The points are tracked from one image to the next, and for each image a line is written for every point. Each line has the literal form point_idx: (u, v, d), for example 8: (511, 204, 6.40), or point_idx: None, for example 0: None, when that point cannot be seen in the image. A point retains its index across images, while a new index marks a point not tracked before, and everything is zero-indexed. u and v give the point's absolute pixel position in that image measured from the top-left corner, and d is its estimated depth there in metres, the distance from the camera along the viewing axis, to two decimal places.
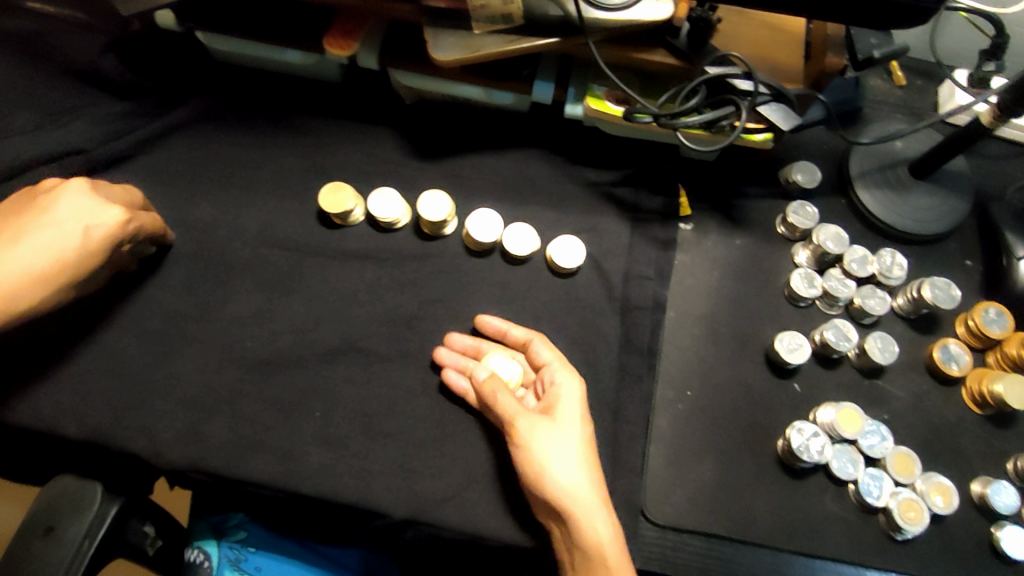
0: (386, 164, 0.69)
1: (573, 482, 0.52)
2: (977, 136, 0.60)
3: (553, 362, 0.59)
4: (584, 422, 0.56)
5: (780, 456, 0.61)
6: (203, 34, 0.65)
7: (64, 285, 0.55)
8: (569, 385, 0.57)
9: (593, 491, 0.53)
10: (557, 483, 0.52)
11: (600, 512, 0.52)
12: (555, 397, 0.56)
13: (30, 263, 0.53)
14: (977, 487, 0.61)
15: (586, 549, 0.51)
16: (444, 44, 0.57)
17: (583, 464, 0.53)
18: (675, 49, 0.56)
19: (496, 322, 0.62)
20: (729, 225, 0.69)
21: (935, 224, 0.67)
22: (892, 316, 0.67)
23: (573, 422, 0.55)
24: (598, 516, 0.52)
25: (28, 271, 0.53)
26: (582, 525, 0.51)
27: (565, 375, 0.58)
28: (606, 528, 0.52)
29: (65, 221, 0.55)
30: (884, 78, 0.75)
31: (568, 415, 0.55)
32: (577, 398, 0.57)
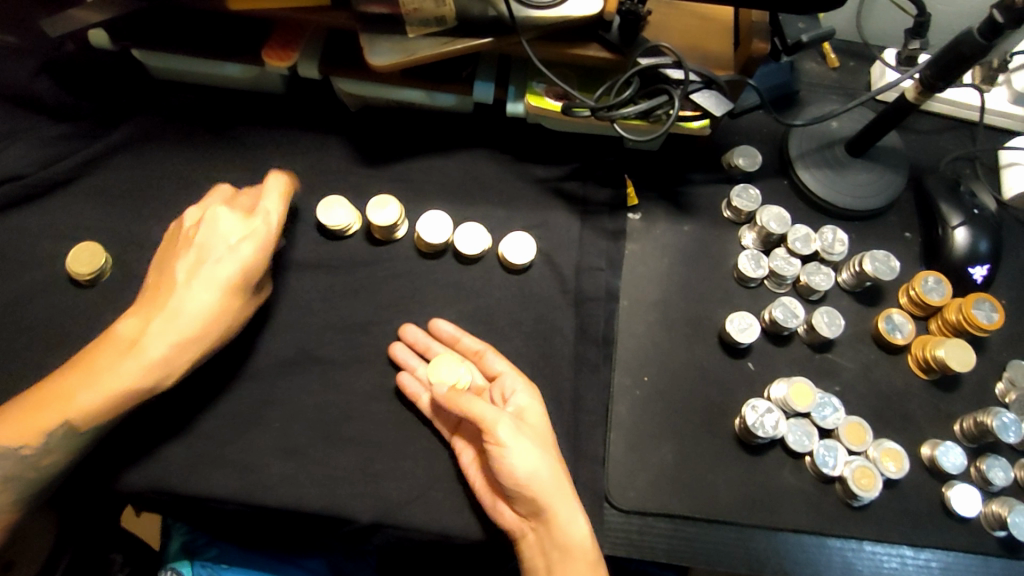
0: (335, 172, 0.69)
1: (552, 484, 0.54)
2: (905, 112, 0.62)
3: (508, 371, 0.60)
4: (547, 427, 0.58)
5: (738, 434, 0.63)
6: (139, 52, 0.64)
7: (219, 321, 0.55)
8: (527, 391, 0.59)
9: (568, 488, 0.55)
10: (544, 481, 0.53)
11: (576, 509, 0.54)
12: (517, 405, 0.58)
13: (206, 303, 0.54)
14: (926, 450, 0.64)
15: (567, 546, 0.53)
16: (379, 49, 0.57)
17: (557, 466, 0.55)
18: (608, 43, 0.57)
19: (450, 329, 0.63)
20: (676, 212, 0.70)
21: (873, 199, 0.70)
22: (838, 291, 0.69)
23: (541, 427, 0.57)
24: (573, 514, 0.54)
25: (207, 313, 0.54)
26: (560, 522, 0.53)
27: (521, 382, 0.59)
28: (584, 525, 0.54)
29: (221, 252, 0.55)
30: (818, 62, 0.77)
31: (535, 421, 0.57)
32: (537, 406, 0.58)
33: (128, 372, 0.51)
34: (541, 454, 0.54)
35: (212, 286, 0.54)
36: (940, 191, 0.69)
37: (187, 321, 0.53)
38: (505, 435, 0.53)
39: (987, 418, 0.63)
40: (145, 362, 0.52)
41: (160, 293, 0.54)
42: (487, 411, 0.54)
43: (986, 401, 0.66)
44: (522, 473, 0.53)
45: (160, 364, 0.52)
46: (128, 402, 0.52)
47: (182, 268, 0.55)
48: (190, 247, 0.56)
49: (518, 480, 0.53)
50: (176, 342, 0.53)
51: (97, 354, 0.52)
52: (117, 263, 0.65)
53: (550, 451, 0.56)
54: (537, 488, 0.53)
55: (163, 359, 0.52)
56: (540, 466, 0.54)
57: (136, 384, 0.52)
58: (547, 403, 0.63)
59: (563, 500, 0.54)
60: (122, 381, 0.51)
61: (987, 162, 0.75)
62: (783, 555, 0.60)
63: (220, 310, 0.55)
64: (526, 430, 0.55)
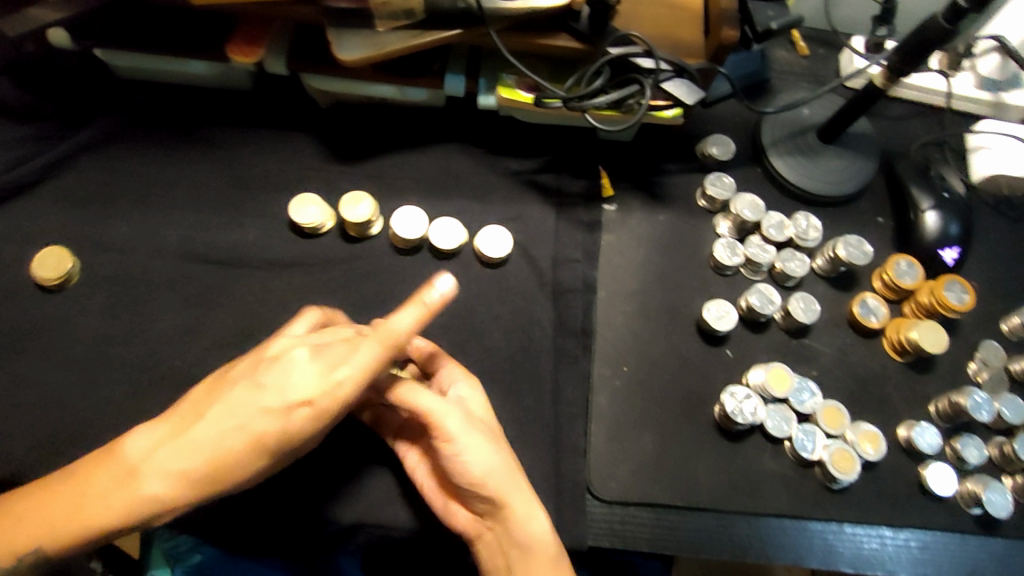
0: (307, 169, 0.68)
1: (508, 481, 0.51)
2: (874, 98, 0.63)
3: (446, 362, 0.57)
4: (491, 416, 0.55)
5: (718, 422, 0.63)
6: (101, 52, 0.63)
7: (264, 450, 0.44)
8: (468, 383, 0.56)
9: (525, 481, 0.52)
10: (502, 477, 0.50)
11: (536, 502, 0.52)
12: (458, 397, 0.55)
13: (257, 420, 0.43)
14: (902, 432, 0.64)
15: (525, 545, 0.51)
16: (348, 44, 0.56)
17: (512, 458, 0.53)
18: (578, 33, 0.56)
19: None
20: (651, 202, 0.70)
21: (845, 185, 0.70)
22: (813, 277, 0.70)
23: (486, 416, 0.54)
24: (532, 508, 0.51)
25: (250, 432, 0.42)
26: (518, 520, 0.51)
27: (461, 373, 0.56)
28: (544, 518, 0.52)
29: (306, 364, 0.44)
30: (788, 50, 0.77)
31: (483, 411, 0.54)
32: (481, 396, 0.55)
33: (96, 522, 0.41)
34: (495, 448, 0.51)
35: (357, 373, 0.44)
36: (910, 175, 0.70)
37: (253, 471, 0.44)
38: (457, 428, 0.50)
39: (960, 398, 0.63)
40: (114, 516, 0.41)
41: (217, 450, 0.42)
42: (436, 402, 0.50)
43: (960, 381, 0.67)
44: (481, 471, 0.50)
45: (138, 517, 0.42)
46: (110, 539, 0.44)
47: (242, 444, 0.42)
48: (204, 480, 0.42)
49: (472, 480, 0.50)
50: (163, 494, 0.42)
51: (99, 459, 0.43)
52: (85, 266, 0.63)
53: (503, 443, 0.53)
54: (497, 485, 0.50)
55: (134, 513, 0.42)
56: (496, 462, 0.50)
57: (155, 500, 0.42)
58: (527, 396, 0.63)
59: (523, 494, 0.51)
60: (91, 529, 0.42)
61: (955, 146, 0.76)
62: (765, 540, 0.61)
63: (221, 485, 0.43)
64: (476, 424, 0.52)
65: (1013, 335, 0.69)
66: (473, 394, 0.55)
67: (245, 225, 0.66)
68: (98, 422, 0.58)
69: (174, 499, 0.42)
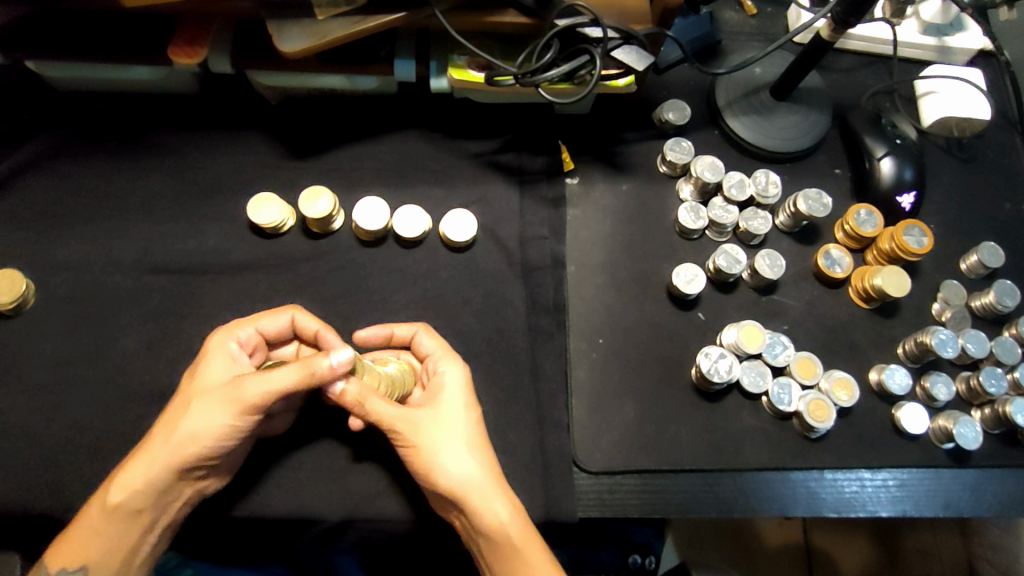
0: (262, 168, 0.67)
1: (463, 469, 0.52)
2: (822, 51, 0.63)
3: (436, 351, 0.57)
4: (470, 407, 0.56)
5: (695, 383, 0.64)
6: (35, 64, 0.61)
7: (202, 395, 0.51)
8: (453, 372, 0.56)
9: (490, 475, 0.53)
10: (453, 475, 0.52)
11: (498, 495, 0.52)
12: (438, 386, 0.56)
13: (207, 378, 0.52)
14: (873, 375, 0.66)
15: (488, 532, 0.52)
16: (289, 35, 0.55)
17: (477, 454, 0.54)
18: (524, 8, 0.56)
19: (374, 331, 0.60)
20: (613, 173, 0.70)
21: (801, 140, 0.71)
22: (777, 234, 0.71)
23: (458, 409, 0.55)
24: (494, 498, 0.52)
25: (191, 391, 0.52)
26: (478, 510, 0.52)
27: (447, 361, 0.57)
28: (508, 511, 0.52)
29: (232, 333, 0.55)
30: (736, 10, 0.78)
31: (454, 402, 0.55)
32: (459, 384, 0.56)
33: (99, 512, 0.50)
34: (449, 446, 0.53)
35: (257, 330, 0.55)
36: (863, 125, 0.71)
37: (208, 430, 0.50)
38: (404, 429, 0.53)
39: (926, 337, 0.65)
40: (110, 499, 0.50)
41: (166, 425, 0.51)
42: (385, 411, 0.53)
43: (925, 321, 0.69)
44: (431, 472, 0.52)
45: (128, 494, 0.50)
46: (133, 536, 0.51)
47: (185, 414, 0.50)
48: (165, 451, 0.50)
49: (426, 475, 0.53)
50: (144, 470, 0.50)
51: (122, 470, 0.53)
52: (41, 287, 0.62)
53: (467, 437, 0.54)
54: (448, 483, 0.52)
55: (127, 489, 0.50)
56: (445, 459, 0.52)
57: (139, 474, 0.50)
58: (506, 378, 0.63)
59: (479, 488, 0.52)
60: (100, 520, 0.50)
61: (905, 93, 0.77)
62: (750, 494, 0.62)
63: (182, 441, 0.50)
64: (430, 422, 0.54)
65: (972, 273, 0.71)
66: (452, 380, 0.56)
67: (203, 231, 0.65)
68: (72, 444, 0.57)
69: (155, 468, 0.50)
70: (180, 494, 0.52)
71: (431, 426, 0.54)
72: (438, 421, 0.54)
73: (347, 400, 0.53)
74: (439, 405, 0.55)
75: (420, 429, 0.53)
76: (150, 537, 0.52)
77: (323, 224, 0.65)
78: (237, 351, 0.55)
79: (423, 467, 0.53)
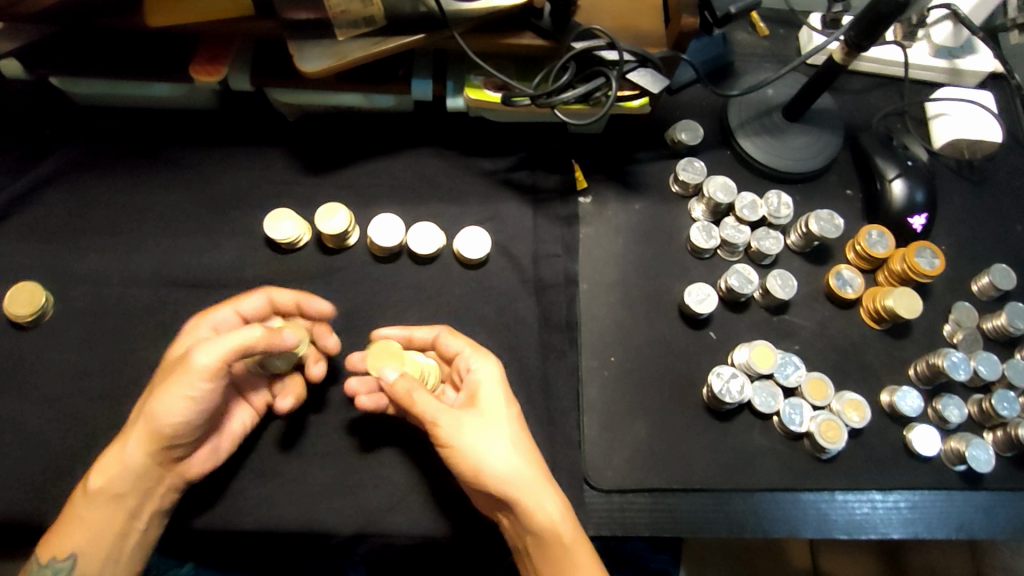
0: (278, 184, 0.68)
1: (511, 465, 0.52)
2: (834, 73, 0.64)
3: (466, 349, 0.58)
4: (509, 401, 0.56)
5: (706, 403, 0.64)
6: (58, 80, 0.62)
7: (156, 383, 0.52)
8: (488, 366, 0.57)
9: (536, 471, 0.53)
10: (505, 472, 0.52)
11: (546, 490, 0.53)
12: (474, 383, 0.56)
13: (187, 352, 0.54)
14: (885, 397, 0.66)
15: (539, 528, 0.52)
16: (310, 55, 0.56)
17: (526, 451, 0.54)
18: (542, 31, 0.57)
19: (396, 331, 0.60)
20: (626, 192, 0.71)
21: (812, 161, 0.72)
22: (788, 254, 0.71)
23: (499, 404, 0.56)
24: (543, 494, 0.53)
25: (152, 380, 0.53)
26: (529, 505, 0.52)
27: (480, 359, 0.57)
28: (559, 505, 0.53)
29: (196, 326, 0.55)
30: (749, 32, 0.79)
31: (495, 397, 0.56)
32: (496, 379, 0.56)
33: (83, 499, 0.52)
34: (501, 444, 0.53)
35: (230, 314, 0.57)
36: (874, 147, 0.72)
37: (173, 409, 0.51)
38: (447, 428, 0.53)
39: (938, 359, 0.65)
40: (91, 484, 0.52)
41: (140, 406, 0.52)
42: (431, 407, 0.53)
43: (936, 343, 0.69)
44: (479, 470, 0.52)
45: (107, 477, 0.51)
46: (116, 523, 0.52)
47: (153, 392, 0.52)
48: (137, 431, 0.52)
49: (476, 472, 0.52)
50: (119, 453, 0.52)
51: None
52: (60, 300, 0.62)
53: (509, 432, 0.54)
54: (500, 482, 0.52)
55: (106, 474, 0.51)
56: (491, 454, 0.52)
57: (115, 462, 0.52)
58: (518, 395, 0.63)
59: (529, 483, 0.52)
60: (84, 506, 0.52)
61: (916, 115, 0.78)
62: (761, 515, 0.62)
63: (155, 419, 0.51)
64: (473, 419, 0.54)
65: (984, 295, 0.71)
66: (488, 376, 0.57)
67: (221, 245, 0.65)
68: (87, 456, 0.57)
69: (131, 447, 0.52)
70: (160, 480, 0.54)
71: (473, 422, 0.54)
72: (480, 422, 0.54)
73: (398, 395, 0.54)
74: (479, 402, 0.55)
75: (462, 425, 0.53)
76: (138, 523, 0.53)
77: (340, 238, 0.65)
78: (216, 328, 0.56)
79: (471, 462, 0.52)
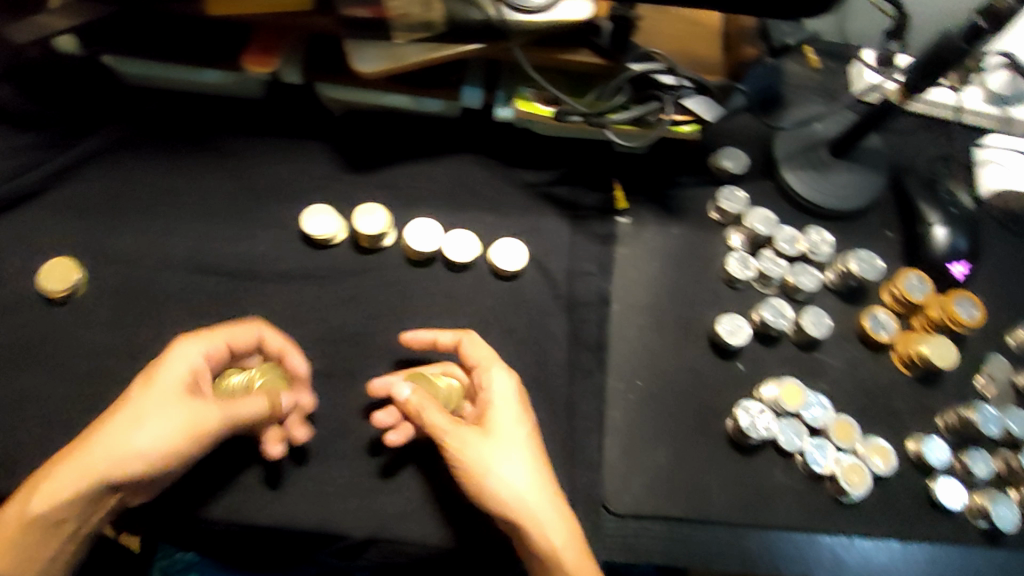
0: (318, 179, 0.68)
1: (519, 488, 0.52)
2: (887, 113, 0.63)
3: (484, 360, 0.57)
4: (522, 419, 0.55)
5: (730, 435, 0.63)
6: (111, 58, 0.62)
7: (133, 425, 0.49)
8: (503, 381, 0.56)
9: (546, 494, 0.53)
10: (509, 492, 0.52)
11: (555, 516, 0.52)
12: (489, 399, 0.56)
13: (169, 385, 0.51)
14: (911, 445, 0.65)
15: (544, 553, 0.51)
16: (365, 55, 0.56)
17: (536, 470, 0.54)
18: (599, 48, 0.56)
19: (421, 336, 0.60)
20: (665, 215, 0.70)
21: (856, 199, 0.70)
22: (824, 291, 0.70)
23: (512, 421, 0.55)
24: (551, 519, 0.52)
25: (125, 411, 0.49)
26: (534, 530, 0.51)
27: (496, 372, 0.56)
28: (565, 531, 0.52)
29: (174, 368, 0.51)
30: (799, 63, 0.77)
31: (509, 413, 0.55)
32: (511, 394, 0.56)
33: (21, 520, 0.47)
34: (511, 463, 0.53)
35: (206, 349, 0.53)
36: (918, 191, 0.71)
37: (151, 451, 0.48)
38: (456, 447, 0.53)
39: (970, 412, 0.65)
40: (32, 508, 0.47)
41: (103, 444, 0.48)
42: (442, 424, 0.53)
43: (967, 395, 0.68)
44: (486, 490, 0.52)
45: (52, 505, 0.47)
46: (49, 546, 0.49)
47: (135, 425, 0.48)
48: (98, 466, 0.47)
49: (484, 492, 0.52)
50: (71, 483, 0.48)
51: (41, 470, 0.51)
52: (93, 277, 0.62)
53: (522, 451, 0.54)
54: (503, 501, 0.52)
55: (53, 502, 0.47)
56: (500, 475, 0.52)
57: (68, 495, 0.47)
58: (541, 411, 0.62)
59: (537, 507, 0.52)
60: (19, 530, 0.47)
61: (962, 160, 0.76)
62: (776, 554, 0.61)
63: (125, 460, 0.48)
64: (485, 437, 0.54)
65: (1017, 349, 0.70)
66: (504, 392, 0.56)
67: (256, 236, 0.65)
68: None
69: (93, 482, 0.47)
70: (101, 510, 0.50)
71: (484, 441, 0.53)
72: (490, 438, 0.54)
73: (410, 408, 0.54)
74: (491, 419, 0.55)
75: (472, 444, 0.53)
76: (65, 550, 0.50)
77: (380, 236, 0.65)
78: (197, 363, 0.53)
79: (479, 481, 0.52)
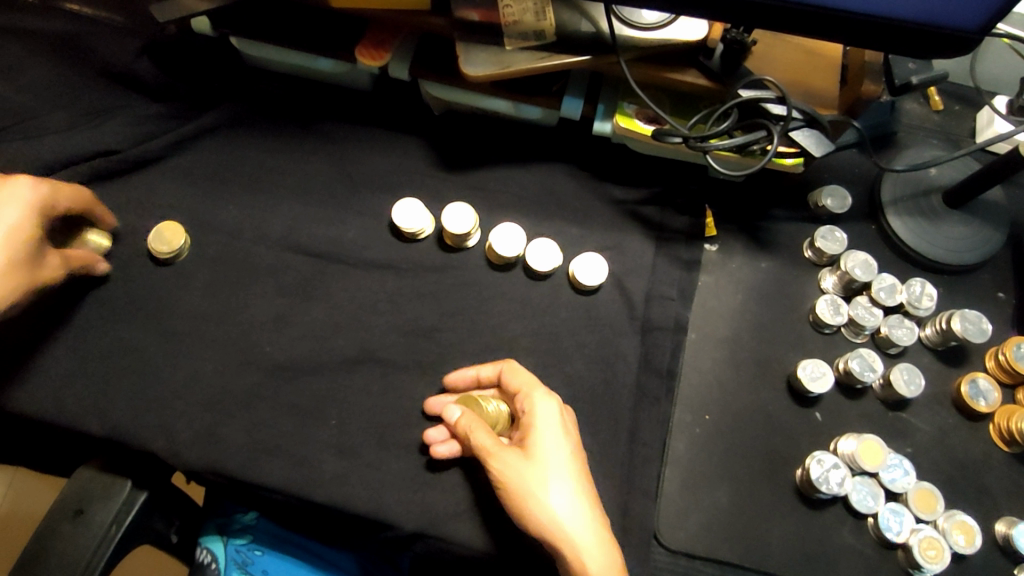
0: (412, 173, 0.69)
1: (563, 514, 0.51)
2: (1016, 165, 0.58)
3: (528, 386, 0.57)
4: (567, 444, 0.55)
5: (798, 485, 0.60)
6: (236, 40, 0.66)
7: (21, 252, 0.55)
8: (549, 406, 0.56)
9: (589, 523, 0.52)
10: (548, 517, 0.51)
11: (599, 546, 0.51)
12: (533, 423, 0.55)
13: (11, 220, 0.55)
14: (1000, 527, 0.60)
15: None
16: (474, 60, 0.56)
17: (578, 495, 0.53)
18: (708, 71, 0.55)
19: (464, 372, 0.60)
20: (755, 248, 0.68)
21: (968, 254, 0.66)
22: (919, 348, 0.66)
23: (557, 446, 0.54)
24: (595, 549, 0.51)
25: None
26: (577, 558, 0.50)
27: (542, 397, 0.56)
28: (604, 559, 0.51)
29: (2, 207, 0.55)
30: (921, 103, 0.73)
31: (554, 438, 0.55)
32: (557, 419, 0.55)
33: None
34: (549, 486, 0.52)
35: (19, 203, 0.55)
36: None
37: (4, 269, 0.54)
38: (502, 469, 0.53)
39: None
40: None
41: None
42: (488, 444, 0.53)
43: None
44: (531, 516, 0.52)
45: None
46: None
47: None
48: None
49: (528, 516, 0.52)
50: None
51: None
52: (195, 244, 0.66)
53: (566, 479, 0.53)
54: (541, 524, 0.51)
55: None
56: (543, 501, 0.52)
57: None
58: (603, 432, 0.61)
59: (579, 536, 0.51)
60: None
61: None
62: None
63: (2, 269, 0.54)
64: (529, 461, 0.53)
65: None
66: (550, 416, 0.55)
67: (347, 221, 0.67)
68: (188, 396, 0.60)
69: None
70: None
71: (528, 465, 0.53)
72: (531, 460, 0.53)
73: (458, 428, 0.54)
74: (536, 443, 0.54)
75: (517, 467, 0.53)
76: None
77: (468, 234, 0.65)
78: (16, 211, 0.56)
79: (524, 506, 0.52)
